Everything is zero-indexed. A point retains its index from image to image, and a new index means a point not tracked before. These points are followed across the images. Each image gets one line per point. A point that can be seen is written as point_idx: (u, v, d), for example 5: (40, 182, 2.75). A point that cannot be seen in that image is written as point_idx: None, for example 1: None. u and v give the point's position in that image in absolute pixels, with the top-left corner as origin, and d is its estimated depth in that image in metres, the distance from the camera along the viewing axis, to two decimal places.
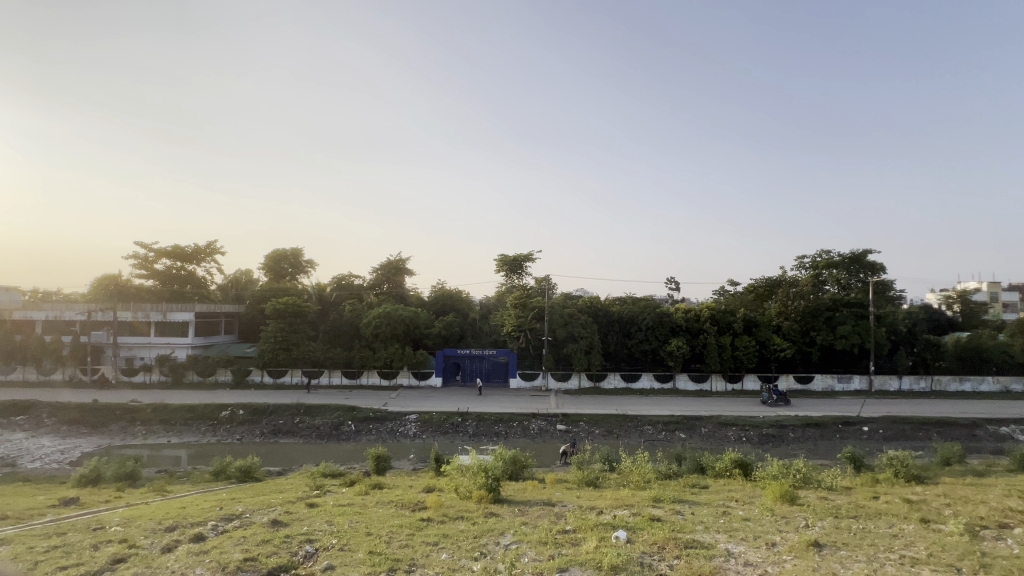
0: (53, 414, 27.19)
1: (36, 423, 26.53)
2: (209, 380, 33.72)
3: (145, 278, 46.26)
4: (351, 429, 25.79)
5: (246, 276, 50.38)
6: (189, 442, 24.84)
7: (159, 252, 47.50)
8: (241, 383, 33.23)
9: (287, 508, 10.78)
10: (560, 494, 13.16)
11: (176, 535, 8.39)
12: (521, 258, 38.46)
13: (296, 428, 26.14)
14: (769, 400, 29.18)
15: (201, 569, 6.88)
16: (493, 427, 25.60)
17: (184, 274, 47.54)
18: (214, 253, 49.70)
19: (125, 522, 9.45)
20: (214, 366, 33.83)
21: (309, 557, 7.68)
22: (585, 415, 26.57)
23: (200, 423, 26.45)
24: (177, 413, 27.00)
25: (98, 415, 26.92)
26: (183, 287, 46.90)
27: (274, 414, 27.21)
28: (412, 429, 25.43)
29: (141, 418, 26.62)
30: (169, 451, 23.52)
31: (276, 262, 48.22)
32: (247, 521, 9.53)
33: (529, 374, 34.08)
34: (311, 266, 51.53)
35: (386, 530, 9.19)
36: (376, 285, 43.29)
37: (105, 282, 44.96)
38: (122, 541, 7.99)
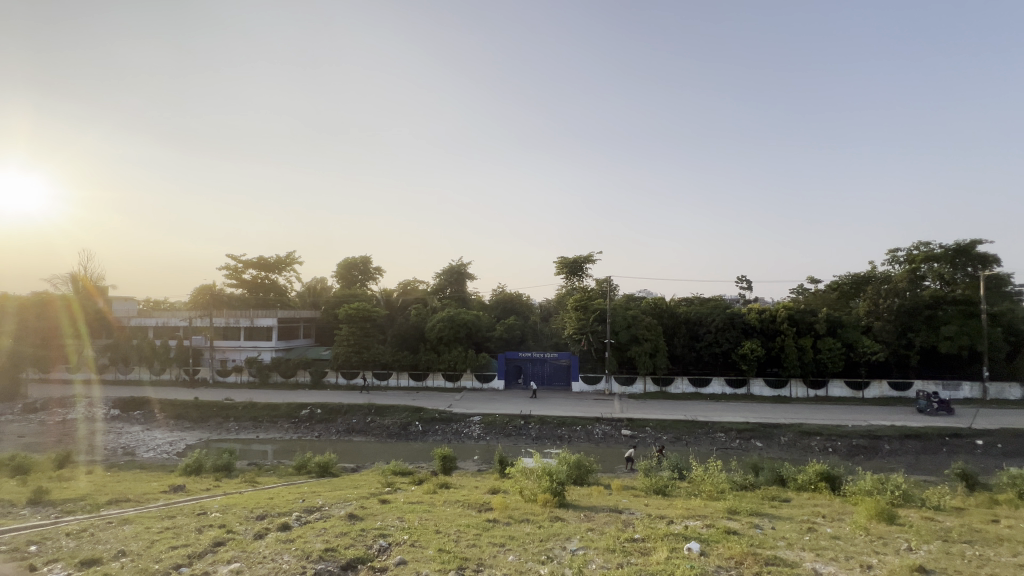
0: (163, 409, 30.61)
1: (150, 418, 29.99)
2: (291, 380, 36.41)
3: (236, 288, 50.92)
4: (419, 429, 26.76)
5: (321, 284, 53.93)
6: (275, 438, 26.97)
7: (247, 264, 52.09)
8: (318, 383, 35.56)
9: (361, 503, 11.38)
10: (626, 501, 12.82)
11: (266, 523, 9.13)
12: (581, 259, 38.04)
13: (368, 427, 27.53)
14: (928, 408, 26.22)
15: (288, 556, 7.41)
16: (557, 431, 25.45)
17: (267, 282, 51.79)
18: (293, 262, 53.67)
19: (224, 509, 10.45)
20: (294, 367, 36.43)
21: (383, 551, 8.04)
22: (652, 420, 25.71)
23: (284, 421, 28.60)
24: (263, 411, 29.39)
25: (198, 411, 29.94)
26: (267, 295, 51.06)
27: (347, 413, 28.84)
28: (476, 431, 25.92)
29: (234, 415, 29.24)
30: (257, 445, 25.66)
31: (347, 269, 51.22)
32: (326, 513, 10.18)
33: (591, 378, 33.53)
34: (379, 272, 54.20)
35: (454, 529, 9.41)
36: (439, 290, 44.66)
37: (203, 291, 50.02)
38: (222, 526, 8.82)
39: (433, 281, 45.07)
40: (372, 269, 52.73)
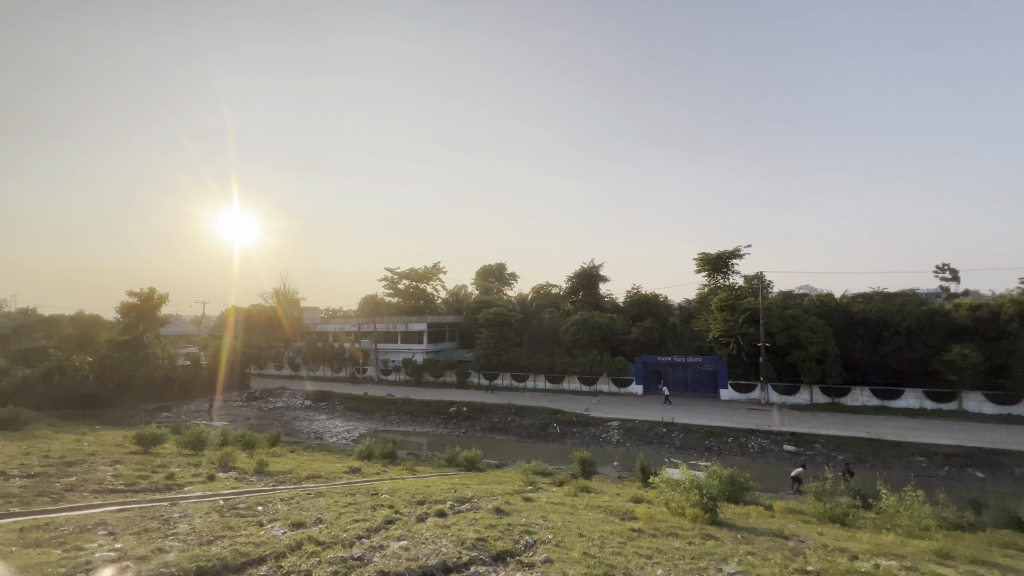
0: (341, 402, 36.10)
1: (333, 408, 35.62)
2: (440, 380, 39.93)
3: (394, 296, 57.85)
4: (557, 431, 27.18)
5: (463, 290, 58.28)
6: (429, 431, 29.86)
7: (402, 275, 58.81)
8: (463, 383, 38.37)
9: (507, 499, 11.94)
10: (793, 526, 11.27)
11: (426, 508, 10.13)
12: (725, 255, 34.78)
13: (509, 426, 28.82)
14: None
15: (446, 540, 8.10)
16: (704, 441, 23.58)
17: (418, 291, 57.77)
18: (439, 272, 59.04)
19: (392, 491, 11.90)
20: (443, 367, 39.86)
21: (530, 547, 8.30)
22: (822, 436, 22.25)
23: (435, 416, 31.47)
24: (419, 407, 32.70)
25: (368, 404, 34.62)
26: (418, 302, 57.00)
27: (490, 412, 30.54)
28: (615, 436, 25.36)
29: (395, 409, 33.13)
30: (415, 437, 28.68)
31: (485, 276, 54.52)
32: (476, 505, 10.91)
33: (743, 386, 30.31)
34: (514, 278, 56.58)
35: (598, 534, 9.31)
36: (572, 293, 44.90)
37: (369, 300, 57.91)
38: (391, 507, 10.03)
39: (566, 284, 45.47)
40: (507, 275, 55.43)
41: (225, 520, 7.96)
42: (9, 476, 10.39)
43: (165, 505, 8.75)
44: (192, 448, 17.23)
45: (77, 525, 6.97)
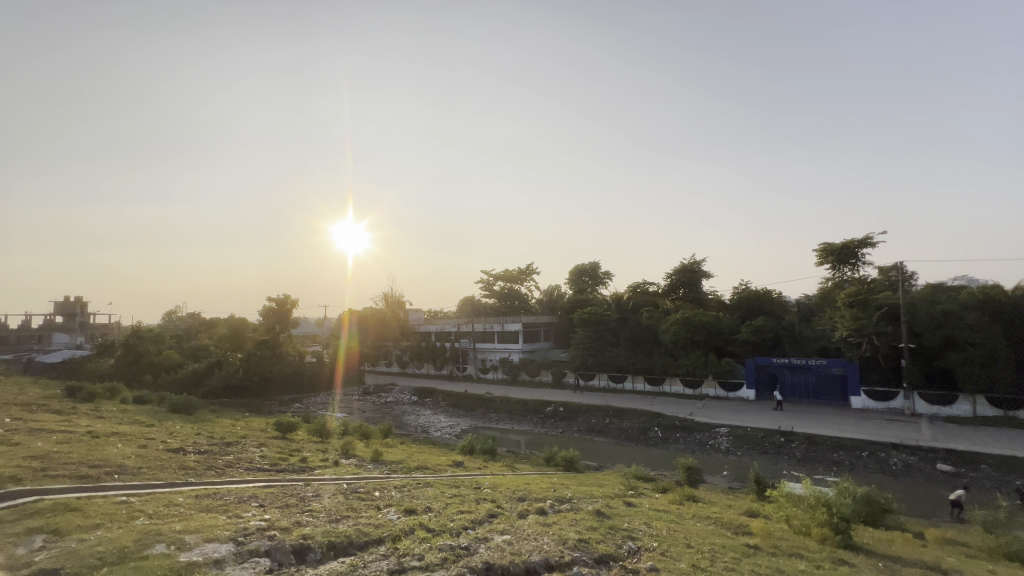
0: (444, 399, 38.17)
1: (436, 404, 37.80)
2: (536, 379, 40.35)
3: (490, 298, 59.78)
4: (658, 435, 26.05)
5: (557, 290, 58.38)
6: (526, 430, 30.37)
7: (497, 276, 60.54)
8: (559, 383, 38.40)
9: (608, 502, 11.73)
10: (953, 560, 9.56)
11: (527, 505, 10.32)
12: (853, 244, 30.65)
13: (606, 428, 28.27)
14: None
15: (549, 538, 8.17)
16: (831, 454, 21.00)
17: (513, 292, 59.03)
18: (532, 272, 59.80)
19: (493, 487, 12.29)
20: (539, 367, 40.24)
21: (633, 553, 8.06)
22: (989, 455, 18.64)
23: (533, 415, 31.89)
24: (516, 405, 33.40)
25: (468, 401, 36.19)
26: (513, 302, 58.28)
27: (587, 413, 30.21)
28: (724, 444, 23.63)
29: (493, 407, 34.20)
30: (513, 435, 29.35)
31: (579, 275, 54.04)
32: (576, 506, 10.87)
33: (881, 393, 26.43)
34: (609, 276, 55.35)
35: (707, 546, 8.75)
36: (672, 290, 42.70)
37: (467, 302, 60.52)
38: (493, 501, 10.38)
39: (665, 281, 43.34)
40: (601, 274, 54.39)
41: (350, 502, 8.82)
42: (186, 451, 12.56)
43: (302, 484, 9.96)
44: (319, 436, 19.39)
45: (236, 496, 8.20)
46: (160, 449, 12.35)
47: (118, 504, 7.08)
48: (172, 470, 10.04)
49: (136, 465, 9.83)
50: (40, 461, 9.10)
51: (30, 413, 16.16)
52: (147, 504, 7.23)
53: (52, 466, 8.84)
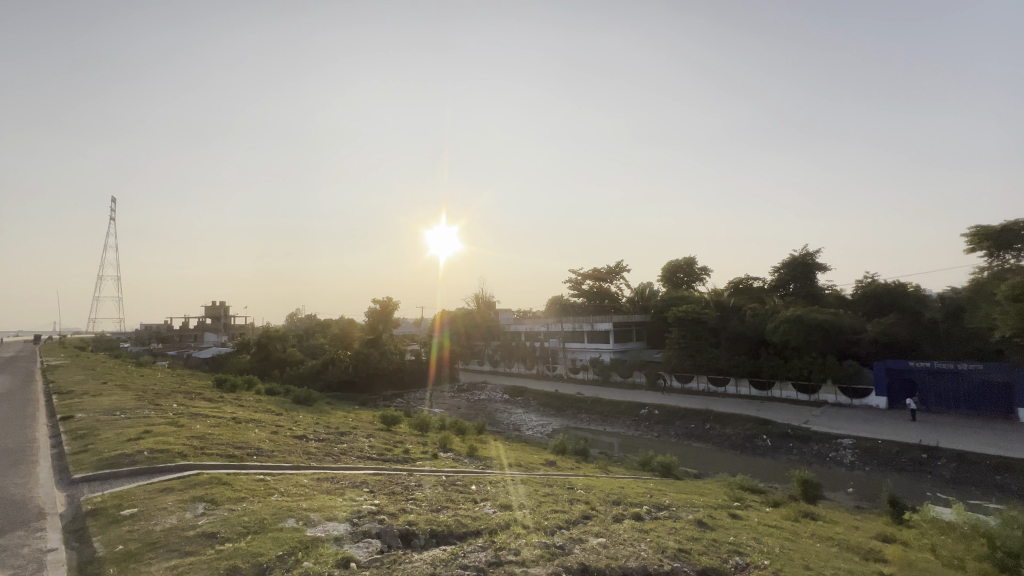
0: (535, 398, 38.57)
1: (527, 403, 38.31)
2: (628, 380, 39.16)
3: (578, 297, 59.24)
4: (767, 444, 23.94)
5: (648, 288, 56.17)
6: (619, 432, 29.61)
7: (585, 275, 59.82)
8: (654, 385, 36.91)
9: (710, 512, 11.03)
10: None
11: (622, 510, 10.05)
12: (1016, 225, 25.54)
13: (707, 434, 26.60)
14: None
15: (646, 545, 7.87)
16: (992, 476, 17.72)
17: (602, 290, 57.91)
18: (622, 270, 58.18)
19: (587, 488, 12.15)
20: (631, 368, 38.97)
21: (742, 570, 7.49)
22: None
23: (626, 418, 31.02)
24: (608, 407, 32.73)
25: (559, 401, 36.21)
26: (602, 301, 57.21)
27: (685, 417, 28.69)
28: (848, 458, 21.05)
29: (585, 408, 33.84)
30: (606, 437, 28.77)
31: (672, 272, 51.38)
32: (675, 514, 10.36)
33: None
34: (705, 272, 52.03)
35: (831, 570, 7.82)
36: (780, 285, 38.91)
37: (555, 302, 60.62)
38: (587, 503, 10.26)
39: (772, 276, 39.62)
40: (697, 270, 51.18)
41: (449, 494, 9.26)
42: (309, 438, 14.09)
43: (407, 474, 10.65)
44: (419, 429, 20.63)
45: (351, 481, 9.05)
46: (288, 435, 14.02)
47: (257, 481, 8.16)
48: (298, 454, 11.34)
49: (269, 448, 11.26)
50: (199, 441, 10.80)
51: (190, 400, 19.21)
52: (279, 482, 8.24)
53: (207, 445, 10.46)
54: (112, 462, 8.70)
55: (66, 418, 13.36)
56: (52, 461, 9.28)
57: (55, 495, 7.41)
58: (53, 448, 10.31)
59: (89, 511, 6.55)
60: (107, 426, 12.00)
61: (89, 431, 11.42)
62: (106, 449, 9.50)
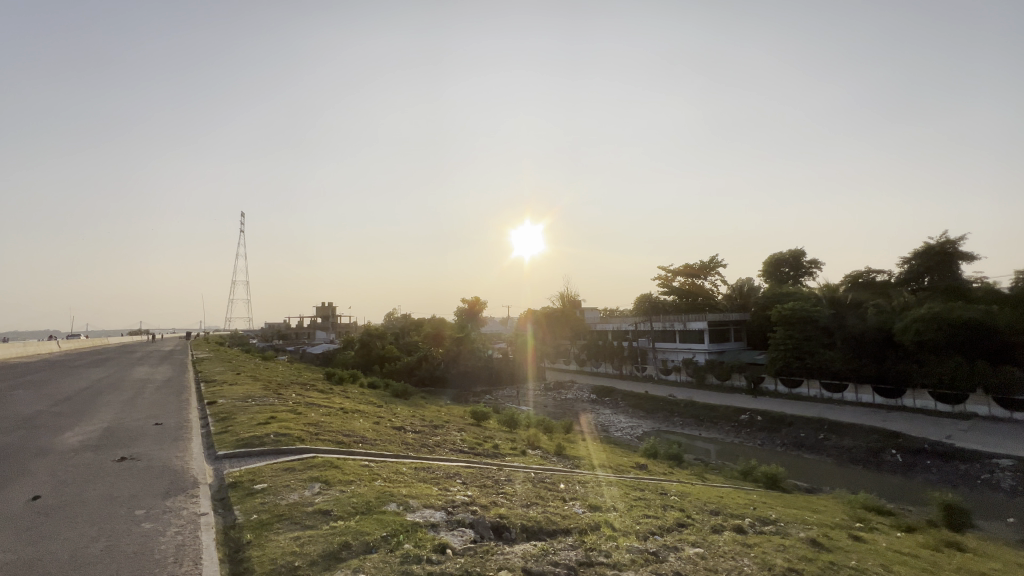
0: (624, 399, 37.63)
1: (616, 404, 37.49)
2: (726, 383, 36.60)
3: (669, 294, 56.68)
4: (897, 460, 21.06)
5: (748, 284, 52.00)
6: (717, 438, 27.82)
7: (676, 272, 57.01)
8: (756, 389, 34.11)
9: (826, 532, 9.95)
10: None
11: (721, 520, 9.42)
12: None
13: (821, 445, 24.06)
14: None
15: (749, 561, 7.29)
16: None
17: (695, 287, 54.81)
18: (717, 266, 54.56)
19: (681, 495, 11.59)
20: (729, 370, 36.36)
21: None
22: None
23: (724, 423, 29.03)
24: (704, 411, 30.90)
25: (649, 403, 34.92)
26: (695, 299, 54.15)
27: (793, 425, 26.20)
28: (1007, 482, 17.78)
29: (678, 411, 32.28)
30: (702, 442, 27.16)
31: (776, 266, 47.00)
32: (783, 530, 9.49)
33: None
34: (816, 265, 46.98)
35: None
36: (912, 278, 33.83)
37: (644, 300, 58.54)
38: (681, 510, 9.77)
39: (901, 268, 34.59)
40: (806, 264, 46.28)
41: (538, 491, 9.33)
42: (407, 430, 15.06)
43: (497, 469, 10.92)
44: (508, 426, 21.12)
45: (446, 472, 9.50)
46: (389, 426, 15.10)
47: (363, 466, 8.90)
48: (398, 444, 12.15)
49: (373, 437, 12.23)
50: (314, 427, 12.06)
51: (306, 391, 21.48)
52: (382, 469, 8.92)
53: (321, 432, 11.64)
54: (247, 442, 10.04)
55: (211, 403, 15.64)
56: (202, 439, 10.92)
57: (204, 467, 8.72)
58: (203, 428, 12.13)
59: (231, 483, 7.60)
60: (242, 411, 13.83)
61: (229, 415, 13.25)
62: (243, 431, 10.96)
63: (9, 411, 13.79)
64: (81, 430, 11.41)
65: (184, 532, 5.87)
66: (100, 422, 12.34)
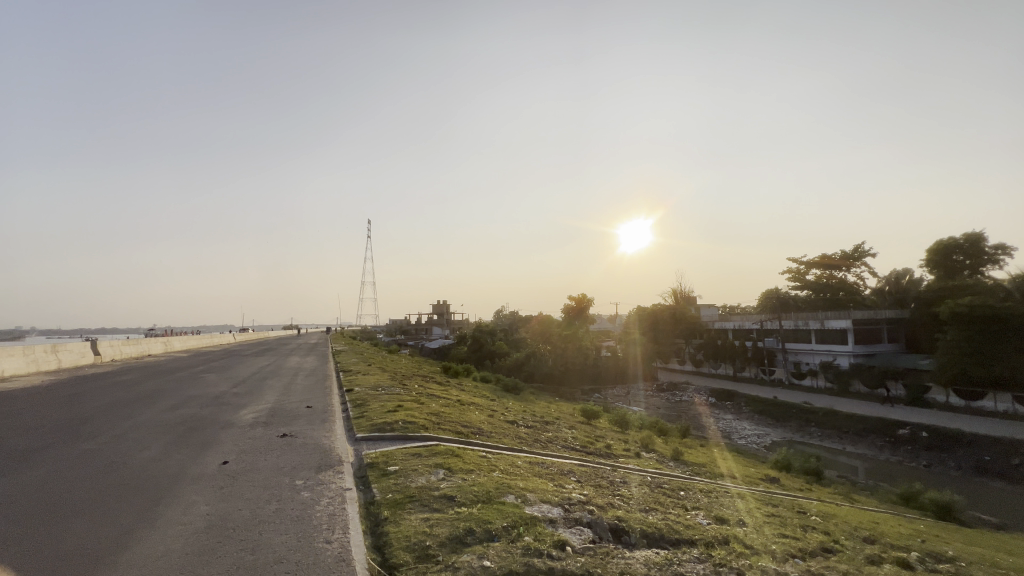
0: (747, 404, 34.45)
1: (738, 409, 34.46)
2: (878, 392, 31.44)
3: (801, 289, 50.57)
4: None
5: (905, 276, 44.26)
6: (866, 454, 24.11)
7: (810, 264, 50.62)
8: (918, 400, 28.84)
9: None
10: None
11: (879, 551, 8.11)
12: None
13: (1015, 472, 19.60)
14: None
15: None
16: None
17: (835, 281, 48.19)
18: (863, 256, 47.32)
19: (824, 516, 10.24)
20: (881, 376, 31.25)
21: None
22: None
23: (877, 438, 25.05)
24: (849, 422, 27.01)
25: (779, 410, 31.49)
26: (835, 295, 47.58)
27: (973, 446, 21.70)
28: None
29: (815, 421, 28.66)
30: (846, 458, 23.76)
31: (944, 254, 39.28)
32: (965, 571, 7.86)
33: None
34: (1003, 252, 38.34)
35: None
36: None
37: (771, 296, 53.00)
38: (827, 533, 8.60)
39: None
40: (988, 250, 37.94)
41: (655, 496, 8.91)
42: (520, 424, 15.43)
43: (611, 470, 10.65)
44: (620, 426, 20.54)
45: (560, 469, 9.53)
46: (503, 420, 15.60)
47: (482, 457, 9.30)
48: (512, 438, 12.50)
49: (488, 429, 12.77)
50: (437, 417, 12.95)
51: (426, 382, 23.15)
52: (499, 461, 9.23)
53: (443, 422, 12.44)
54: (380, 427, 11.12)
55: (349, 390, 17.67)
56: (343, 422, 12.36)
57: (347, 447, 9.85)
58: (344, 413, 13.72)
59: (369, 463, 8.49)
60: (375, 399, 15.36)
61: (364, 402, 14.81)
62: (377, 418, 12.15)
63: (203, 390, 16.99)
64: (254, 409, 13.64)
65: (334, 503, 6.67)
66: (267, 403, 14.65)
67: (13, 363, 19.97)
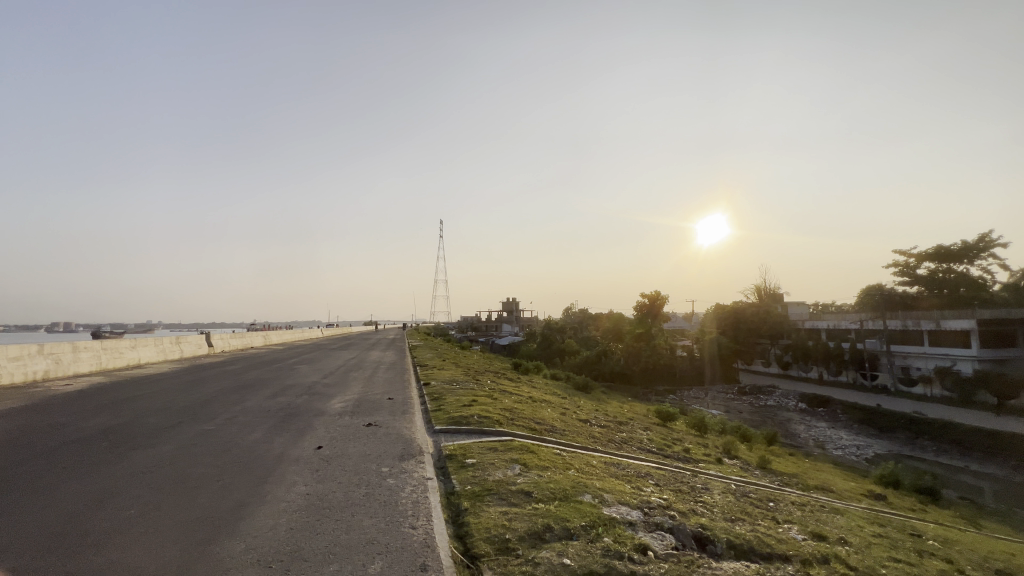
0: (844, 412, 31.40)
1: (833, 417, 31.49)
2: (1010, 404, 27.20)
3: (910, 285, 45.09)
4: None
5: None
6: (995, 474, 20.98)
7: (922, 256, 44.98)
8: None
9: None
10: None
11: None
12: None
13: None
14: None
15: None
16: None
17: (953, 276, 42.43)
18: (990, 246, 41.23)
19: (944, 541, 9.05)
20: (1014, 386, 27.00)
21: None
22: None
23: (1009, 457, 21.73)
24: (971, 437, 23.69)
25: (884, 420, 28.33)
26: (953, 291, 41.93)
27: None
28: None
29: (928, 434, 25.47)
30: (968, 477, 20.84)
31: None
32: None
33: None
34: None
35: None
36: None
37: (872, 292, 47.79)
38: (949, 561, 7.59)
39: None
40: None
41: (742, 505, 8.38)
42: (593, 423, 15.20)
43: (691, 475, 10.17)
44: (698, 429, 19.55)
45: (637, 471, 9.26)
46: (576, 418, 15.46)
47: (557, 455, 9.28)
48: (586, 437, 12.34)
49: (561, 427, 12.72)
50: (511, 413, 13.11)
51: (498, 379, 23.55)
52: (574, 459, 9.16)
53: (516, 418, 12.58)
54: (457, 421, 11.49)
55: (426, 384, 18.44)
56: (422, 414, 12.93)
57: (427, 439, 10.29)
58: (422, 405, 14.34)
59: (448, 455, 8.81)
60: (450, 394, 15.90)
61: (440, 396, 15.35)
62: (453, 411, 12.55)
63: (298, 380, 18.61)
64: (342, 399, 14.70)
65: (417, 491, 7.00)
66: (353, 394, 15.73)
67: (147, 351, 23.11)
